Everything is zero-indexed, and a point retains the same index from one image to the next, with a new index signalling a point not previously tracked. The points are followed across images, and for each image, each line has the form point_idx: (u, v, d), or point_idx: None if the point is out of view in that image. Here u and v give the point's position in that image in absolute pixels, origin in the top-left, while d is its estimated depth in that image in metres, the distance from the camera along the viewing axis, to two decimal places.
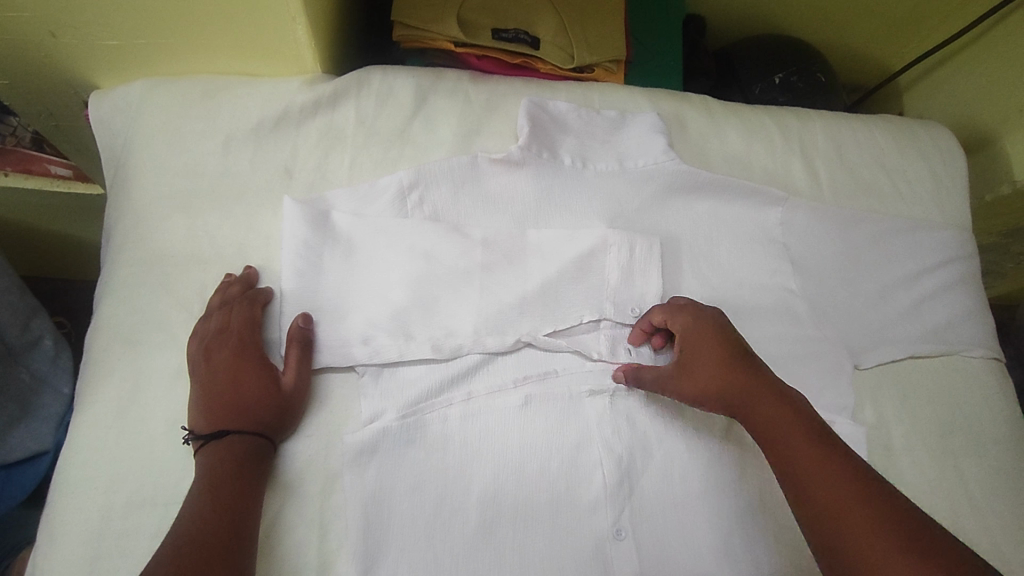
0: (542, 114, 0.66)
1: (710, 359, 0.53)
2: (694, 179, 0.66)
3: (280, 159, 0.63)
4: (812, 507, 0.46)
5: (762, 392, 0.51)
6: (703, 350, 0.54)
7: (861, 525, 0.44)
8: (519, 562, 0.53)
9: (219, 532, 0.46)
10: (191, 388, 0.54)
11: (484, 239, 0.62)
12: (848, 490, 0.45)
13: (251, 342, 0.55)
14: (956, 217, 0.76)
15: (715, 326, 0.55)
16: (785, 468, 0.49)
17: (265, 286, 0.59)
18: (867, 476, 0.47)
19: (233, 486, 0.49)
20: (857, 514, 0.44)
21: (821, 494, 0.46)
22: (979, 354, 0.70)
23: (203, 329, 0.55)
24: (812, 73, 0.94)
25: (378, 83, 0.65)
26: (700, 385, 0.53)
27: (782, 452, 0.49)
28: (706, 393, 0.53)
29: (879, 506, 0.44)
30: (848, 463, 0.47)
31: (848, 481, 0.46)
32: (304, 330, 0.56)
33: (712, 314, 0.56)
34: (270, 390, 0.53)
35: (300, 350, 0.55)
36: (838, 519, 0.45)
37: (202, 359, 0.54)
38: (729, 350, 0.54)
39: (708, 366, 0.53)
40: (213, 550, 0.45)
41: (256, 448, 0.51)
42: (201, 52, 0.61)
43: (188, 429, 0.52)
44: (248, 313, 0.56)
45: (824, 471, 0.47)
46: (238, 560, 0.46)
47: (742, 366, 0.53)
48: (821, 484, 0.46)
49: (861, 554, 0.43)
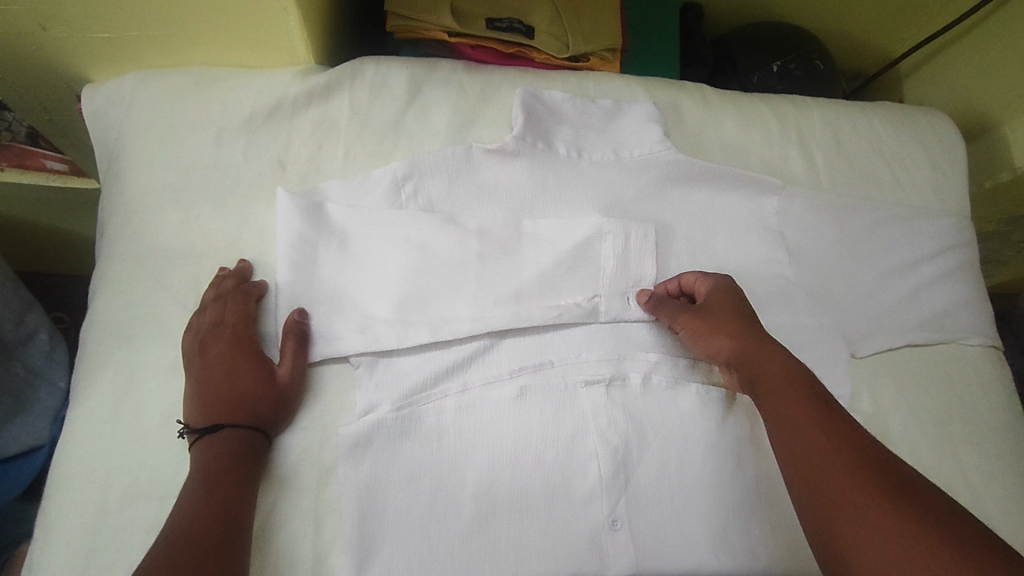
0: (537, 103, 0.66)
1: (726, 308, 0.56)
2: (691, 168, 0.66)
3: (274, 150, 0.62)
4: (802, 468, 0.46)
5: (773, 359, 0.52)
6: (723, 318, 0.55)
7: (841, 468, 0.44)
8: (514, 553, 0.53)
9: (212, 519, 0.46)
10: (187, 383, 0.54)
11: (479, 230, 0.61)
12: (835, 437, 0.46)
13: (245, 337, 0.55)
14: (954, 205, 0.75)
15: (737, 298, 0.57)
16: (778, 417, 0.49)
17: (260, 279, 0.59)
18: (856, 428, 0.47)
19: (228, 475, 0.49)
20: (838, 459, 0.45)
21: (807, 440, 0.47)
22: (976, 343, 0.70)
23: (198, 322, 0.55)
24: (809, 61, 0.93)
25: (371, 73, 0.65)
26: (710, 326, 0.56)
27: (779, 412, 0.49)
28: (714, 334, 0.55)
29: (862, 453, 0.45)
30: (839, 418, 0.48)
31: (837, 428, 0.47)
32: (301, 324, 0.56)
33: (735, 289, 0.58)
34: (266, 383, 0.53)
35: (296, 343, 0.55)
36: (818, 463, 0.45)
37: (198, 352, 0.54)
38: (748, 316, 0.56)
39: (724, 313, 0.56)
40: (204, 533, 0.45)
41: (251, 441, 0.51)
42: (193, 44, 0.61)
43: (184, 422, 0.52)
44: (242, 307, 0.56)
45: (813, 420, 0.48)
46: (230, 542, 0.46)
47: (757, 336, 0.54)
48: (808, 430, 0.47)
49: (846, 516, 0.42)
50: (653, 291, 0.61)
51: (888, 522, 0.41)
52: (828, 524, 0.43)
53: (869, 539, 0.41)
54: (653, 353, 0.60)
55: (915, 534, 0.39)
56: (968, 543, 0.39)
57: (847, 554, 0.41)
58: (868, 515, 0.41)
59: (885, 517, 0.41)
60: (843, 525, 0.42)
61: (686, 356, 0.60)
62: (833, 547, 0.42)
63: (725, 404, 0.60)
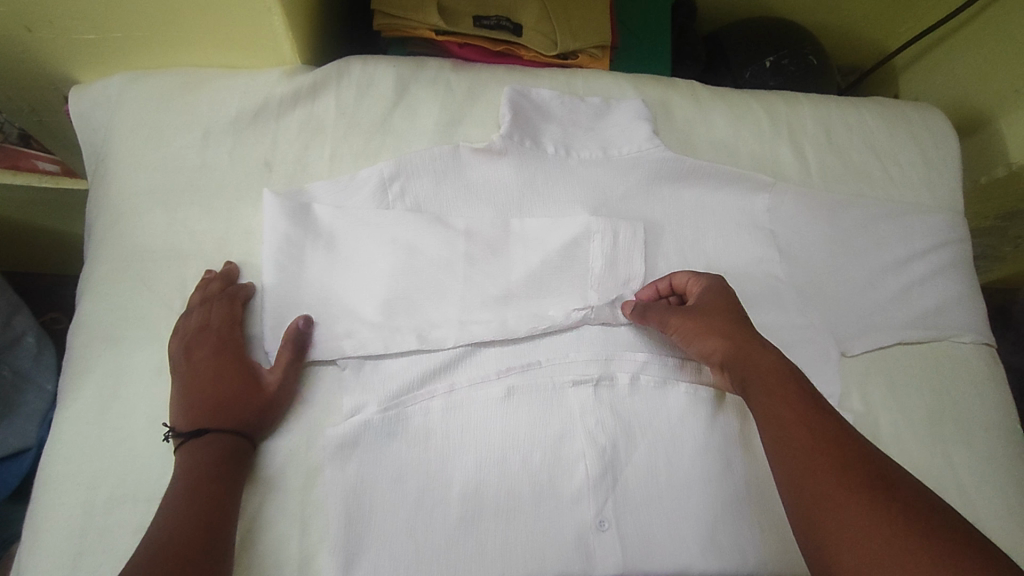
0: (524, 102, 0.65)
1: (717, 309, 0.56)
2: (680, 166, 0.66)
3: (260, 151, 0.62)
4: (789, 467, 0.46)
5: (761, 358, 0.52)
6: (713, 316, 0.55)
7: (826, 466, 0.44)
8: (501, 554, 0.53)
9: (197, 524, 0.46)
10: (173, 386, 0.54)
11: (467, 230, 0.61)
12: (821, 434, 0.46)
13: (231, 341, 0.55)
14: (947, 200, 0.75)
15: (727, 298, 0.57)
16: (766, 416, 0.49)
17: (245, 282, 0.59)
18: (843, 426, 0.47)
19: (212, 479, 0.49)
20: (824, 458, 0.45)
21: (793, 437, 0.47)
22: (969, 340, 0.69)
23: (184, 326, 0.55)
24: (802, 56, 0.92)
25: (358, 73, 0.65)
26: (702, 326, 0.55)
27: (767, 411, 0.49)
28: (706, 333, 0.54)
29: (848, 451, 0.45)
30: (826, 415, 0.48)
31: (823, 426, 0.47)
32: (302, 330, 0.55)
33: (725, 289, 0.58)
34: (251, 388, 0.53)
35: (292, 352, 0.55)
36: (803, 461, 0.45)
37: (184, 355, 0.53)
38: (738, 315, 0.55)
39: (715, 313, 0.55)
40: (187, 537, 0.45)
41: (233, 447, 0.51)
42: (178, 44, 0.60)
43: (168, 426, 0.52)
44: (228, 311, 0.56)
45: (800, 417, 0.47)
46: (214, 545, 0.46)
47: (746, 335, 0.54)
48: (795, 427, 0.47)
49: (831, 517, 0.42)
50: (641, 293, 0.61)
51: (871, 520, 0.41)
52: (812, 522, 0.43)
53: (851, 537, 0.41)
54: (642, 353, 0.60)
55: (897, 533, 0.40)
56: (949, 541, 0.39)
57: (830, 551, 0.41)
58: (850, 514, 0.41)
59: (868, 516, 0.41)
60: (826, 523, 0.42)
61: (675, 355, 0.60)
62: (817, 544, 0.42)
63: (714, 403, 0.59)
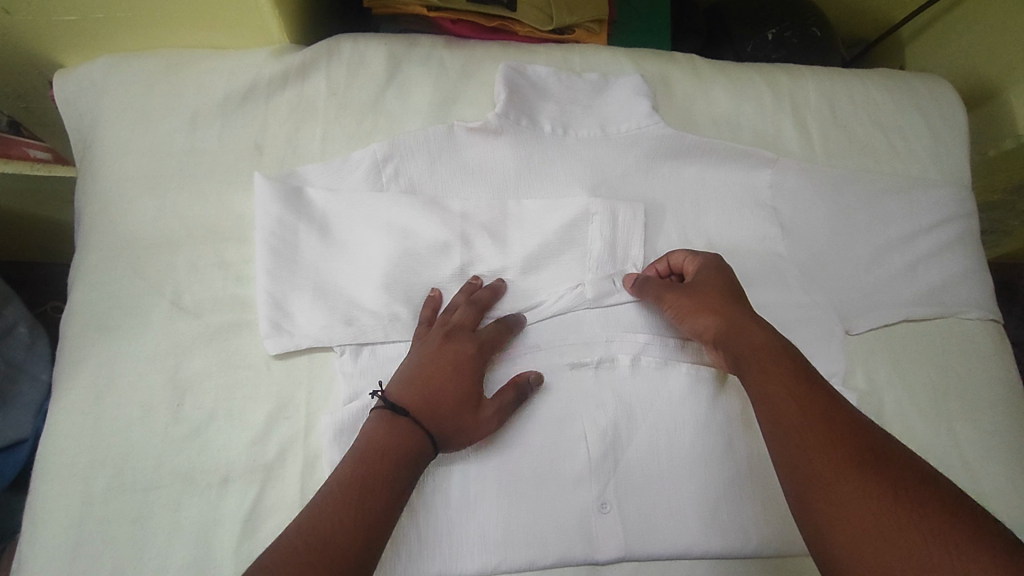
0: (519, 78, 0.64)
1: (712, 288, 0.55)
2: (681, 143, 0.64)
3: (249, 133, 0.61)
4: (783, 448, 0.45)
5: (759, 337, 0.51)
6: (709, 297, 0.54)
7: (817, 445, 0.43)
8: (503, 538, 0.52)
9: (347, 532, 0.43)
10: (403, 362, 0.53)
11: (464, 213, 0.60)
12: (812, 412, 0.45)
13: (482, 357, 0.54)
14: (955, 173, 0.73)
15: (724, 277, 0.56)
16: (760, 394, 0.48)
17: (516, 318, 0.57)
18: (835, 401, 0.46)
19: (386, 483, 0.46)
20: (814, 436, 0.44)
21: (784, 417, 0.46)
22: (976, 316, 0.68)
23: (442, 316, 0.55)
24: (806, 27, 0.90)
25: (348, 51, 0.63)
26: (698, 302, 0.54)
27: (760, 390, 0.48)
28: (701, 310, 0.54)
29: (840, 426, 0.44)
30: (817, 391, 0.47)
31: (815, 403, 0.46)
32: (525, 381, 0.54)
33: (720, 267, 0.57)
34: (468, 407, 0.51)
35: (514, 394, 0.53)
36: (795, 440, 0.44)
37: (437, 342, 0.53)
38: (734, 294, 0.55)
39: (711, 292, 0.55)
40: (332, 545, 0.42)
41: (420, 455, 0.48)
42: (161, 24, 0.59)
43: (382, 394, 0.51)
44: (498, 335, 0.55)
45: (792, 395, 0.46)
46: (360, 563, 0.42)
47: (740, 316, 0.53)
48: (786, 405, 0.46)
49: (824, 497, 0.41)
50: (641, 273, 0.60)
51: (863, 499, 0.40)
52: (805, 499, 0.42)
53: (846, 517, 0.40)
54: (642, 334, 0.59)
55: (888, 509, 0.39)
56: (941, 513, 0.38)
57: (824, 532, 0.40)
58: (842, 492, 0.41)
59: (860, 495, 0.40)
60: (820, 504, 0.41)
61: (675, 336, 0.59)
62: (812, 525, 0.41)
63: (715, 384, 0.59)
